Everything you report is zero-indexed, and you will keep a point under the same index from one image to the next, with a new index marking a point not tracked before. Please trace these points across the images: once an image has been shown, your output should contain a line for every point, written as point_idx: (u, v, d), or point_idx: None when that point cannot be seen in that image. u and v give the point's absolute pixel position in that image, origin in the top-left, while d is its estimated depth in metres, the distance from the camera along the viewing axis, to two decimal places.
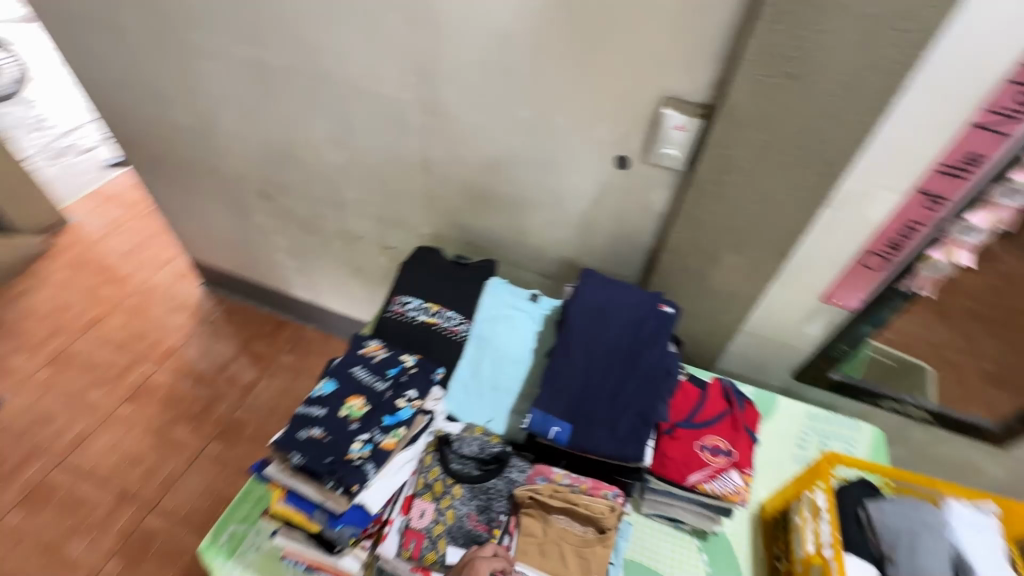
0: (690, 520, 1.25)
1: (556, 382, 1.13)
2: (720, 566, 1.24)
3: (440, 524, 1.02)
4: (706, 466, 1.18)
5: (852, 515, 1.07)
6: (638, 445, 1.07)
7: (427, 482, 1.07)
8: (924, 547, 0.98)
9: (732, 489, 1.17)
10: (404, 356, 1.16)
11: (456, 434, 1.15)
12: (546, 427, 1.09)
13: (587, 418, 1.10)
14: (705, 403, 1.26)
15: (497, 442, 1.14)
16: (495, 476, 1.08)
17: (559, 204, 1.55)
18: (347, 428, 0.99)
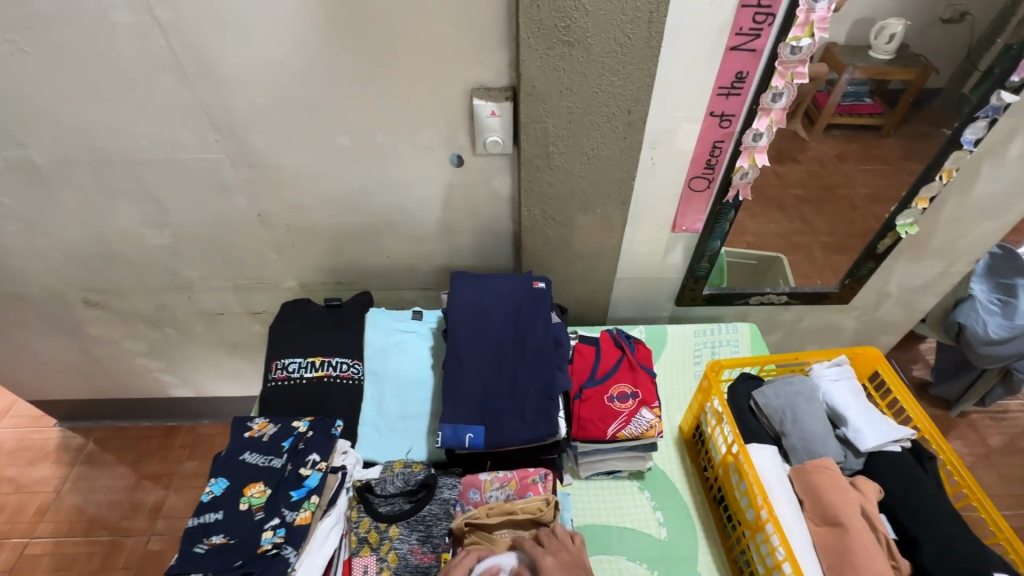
0: (624, 466, 1.33)
1: (456, 391, 1.13)
2: (662, 496, 1.32)
3: (385, 572, 0.99)
4: (620, 415, 1.24)
5: (746, 407, 1.19)
6: (550, 421, 1.10)
7: (361, 536, 1.02)
8: (803, 414, 1.12)
9: (647, 425, 1.23)
10: (295, 421, 1.08)
11: (376, 477, 1.10)
12: (459, 438, 1.08)
13: (496, 414, 1.11)
14: (601, 357, 1.32)
15: (420, 469, 1.11)
16: (427, 503, 1.06)
17: (413, 216, 1.53)
18: (252, 520, 0.91)
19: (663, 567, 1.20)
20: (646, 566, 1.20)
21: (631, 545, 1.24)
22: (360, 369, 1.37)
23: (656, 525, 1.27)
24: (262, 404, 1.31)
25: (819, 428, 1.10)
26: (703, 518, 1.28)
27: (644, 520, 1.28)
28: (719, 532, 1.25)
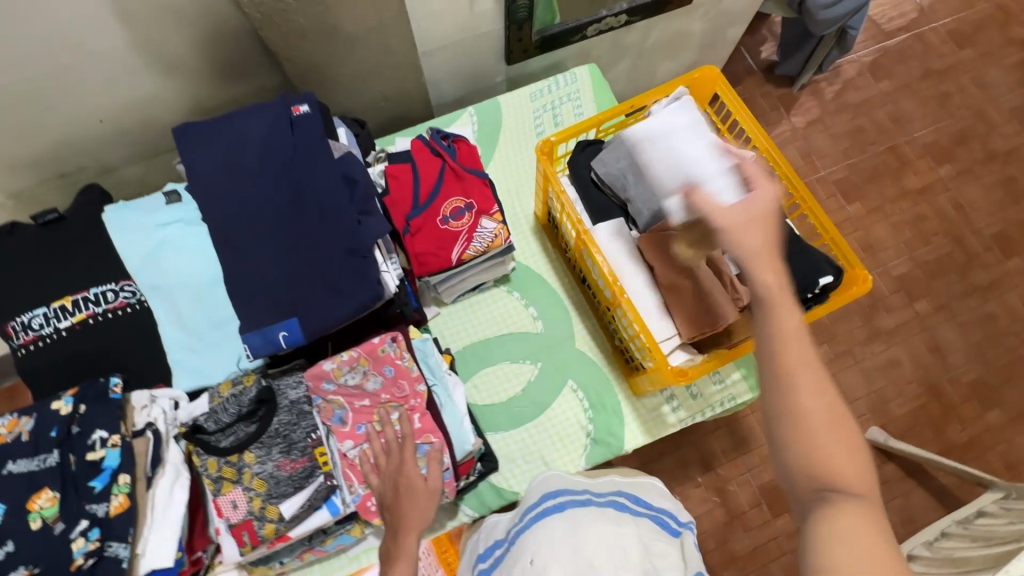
0: (487, 276, 1.23)
1: (245, 289, 0.88)
2: (531, 291, 1.27)
3: (256, 498, 0.90)
4: (459, 234, 1.07)
5: (588, 182, 1.05)
6: (370, 283, 0.89)
7: (214, 477, 0.90)
8: (644, 172, 0.99)
9: (491, 236, 1.08)
10: (54, 402, 0.83)
11: (203, 413, 0.93)
12: (271, 342, 0.87)
13: (303, 296, 0.88)
14: (420, 174, 1.08)
15: (251, 384, 0.94)
16: (274, 416, 0.93)
17: (87, 50, 1.01)
18: (52, 537, 0.75)
19: (544, 357, 1.22)
20: (530, 362, 1.22)
21: (511, 350, 1.23)
22: (135, 289, 1.05)
23: (532, 321, 1.25)
24: (27, 379, 1.01)
25: (663, 183, 0.99)
26: (573, 299, 1.26)
27: (520, 321, 1.25)
28: (589, 306, 1.25)
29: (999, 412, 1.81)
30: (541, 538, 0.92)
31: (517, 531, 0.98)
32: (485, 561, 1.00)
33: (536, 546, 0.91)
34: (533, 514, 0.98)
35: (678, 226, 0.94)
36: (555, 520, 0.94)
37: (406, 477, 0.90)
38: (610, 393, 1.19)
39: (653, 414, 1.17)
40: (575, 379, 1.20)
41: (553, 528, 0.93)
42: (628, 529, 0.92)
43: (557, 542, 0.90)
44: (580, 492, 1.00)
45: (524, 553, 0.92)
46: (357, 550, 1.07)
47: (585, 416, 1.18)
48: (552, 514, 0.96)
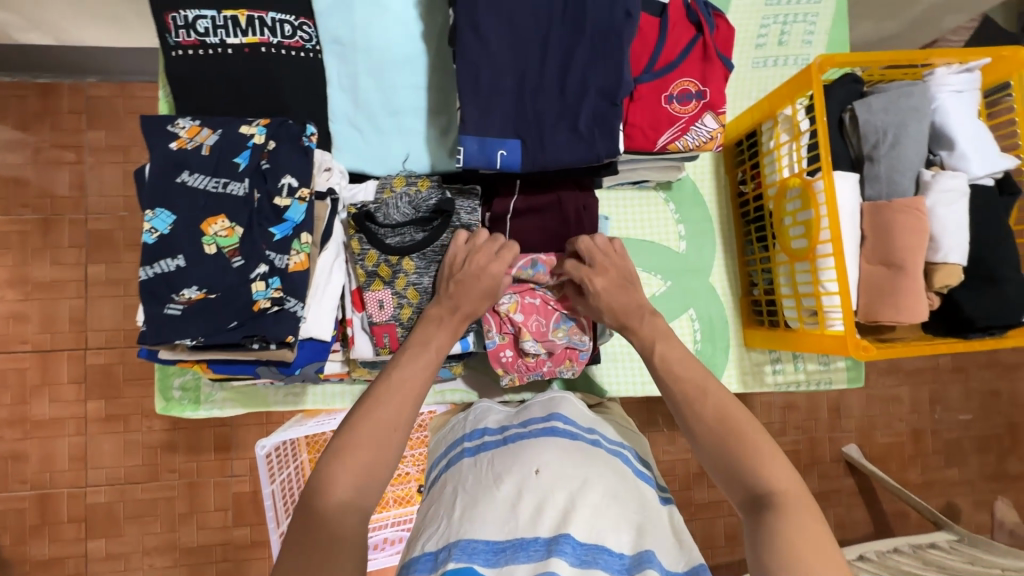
0: (654, 176, 1.15)
1: (480, 87, 0.78)
2: (686, 208, 1.20)
3: (405, 307, 0.86)
4: (677, 121, 0.97)
5: (836, 121, 0.95)
6: (611, 136, 0.79)
7: (369, 271, 0.85)
8: (906, 138, 0.90)
9: (707, 137, 0.98)
10: (245, 126, 0.73)
11: (372, 201, 0.86)
12: (487, 157, 0.78)
13: (537, 122, 0.79)
14: (668, 38, 0.96)
15: (429, 191, 0.87)
16: (444, 233, 0.86)
17: None
18: (231, 270, 0.69)
19: (675, 278, 1.19)
20: (659, 277, 1.18)
21: (646, 257, 1.18)
22: (314, 33, 0.89)
23: (676, 239, 1.19)
24: (173, 88, 0.87)
25: (914, 159, 0.91)
26: (724, 233, 1.20)
27: (665, 233, 1.19)
28: (737, 246, 1.19)
29: (955, 470, 1.96)
30: (549, 453, 0.81)
31: (515, 433, 0.89)
32: (473, 442, 0.90)
33: (541, 454, 0.81)
34: (535, 427, 0.89)
35: (921, 213, 0.87)
36: (561, 441, 0.85)
37: (485, 274, 0.81)
38: (723, 333, 1.18)
39: (754, 368, 1.19)
40: (695, 310, 1.18)
41: (560, 447, 0.83)
42: (630, 478, 0.82)
43: (564, 459, 0.81)
44: (587, 429, 0.91)
45: (529, 459, 0.81)
46: (443, 387, 1.09)
47: (693, 346, 1.17)
48: (560, 434, 0.86)
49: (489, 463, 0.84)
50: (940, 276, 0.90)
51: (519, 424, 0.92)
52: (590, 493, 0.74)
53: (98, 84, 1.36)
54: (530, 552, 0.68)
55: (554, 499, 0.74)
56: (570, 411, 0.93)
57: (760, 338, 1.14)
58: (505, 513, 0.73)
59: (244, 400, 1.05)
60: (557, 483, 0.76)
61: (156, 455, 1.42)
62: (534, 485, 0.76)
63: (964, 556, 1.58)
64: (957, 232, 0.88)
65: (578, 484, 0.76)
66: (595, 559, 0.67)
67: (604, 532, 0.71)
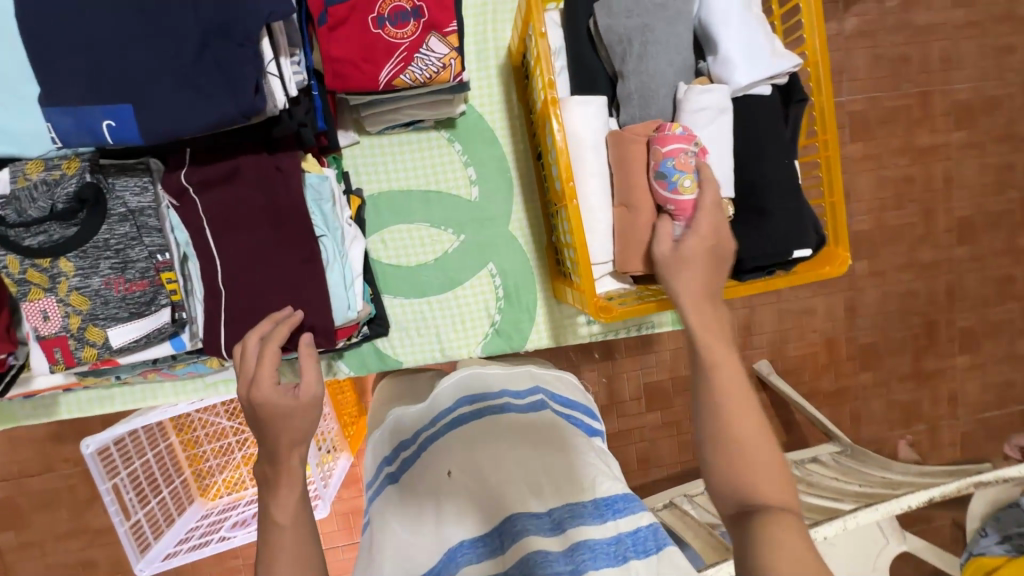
0: (424, 115, 0.98)
1: (61, 43, 0.61)
2: (474, 147, 1.04)
3: (73, 315, 0.75)
4: (395, 49, 0.79)
5: (582, 30, 0.78)
6: (244, 90, 0.63)
7: (17, 279, 0.72)
8: (656, 45, 0.73)
9: (438, 66, 0.80)
10: None
11: (2, 194, 0.71)
12: (90, 133, 0.62)
13: (142, 79, 0.62)
14: None
15: (71, 175, 0.71)
16: (102, 223, 0.73)
17: None
18: None
19: (470, 230, 1.05)
20: (451, 231, 1.05)
21: (433, 210, 1.04)
22: None
23: (467, 186, 1.05)
24: None
25: (670, 72, 0.75)
26: (521, 171, 1.05)
27: (453, 179, 1.04)
28: (537, 187, 1.05)
29: None
30: (459, 444, 0.78)
31: (426, 438, 0.82)
32: (393, 466, 0.83)
33: (446, 454, 0.77)
34: (444, 419, 0.83)
35: (665, 142, 0.73)
36: (469, 427, 0.80)
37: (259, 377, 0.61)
38: (529, 288, 1.07)
39: (567, 321, 1.09)
40: (496, 264, 1.06)
41: (467, 435, 0.79)
42: (543, 430, 0.80)
43: (469, 448, 0.77)
44: (495, 397, 0.87)
45: (439, 461, 0.77)
46: (216, 379, 1.00)
47: (495, 304, 1.07)
48: (466, 420, 0.82)
49: (412, 479, 0.78)
50: None
51: (429, 422, 0.85)
52: (499, 477, 0.73)
53: None
54: (463, 557, 0.67)
55: (473, 495, 0.72)
56: (480, 381, 0.90)
57: (561, 290, 1.02)
58: (434, 528, 0.70)
59: None
60: (471, 479, 0.73)
61: None
62: (450, 489, 0.73)
63: (841, 471, 1.48)
64: (719, 159, 0.74)
65: (491, 468, 0.74)
66: (530, 528, 0.66)
67: (523, 500, 0.70)
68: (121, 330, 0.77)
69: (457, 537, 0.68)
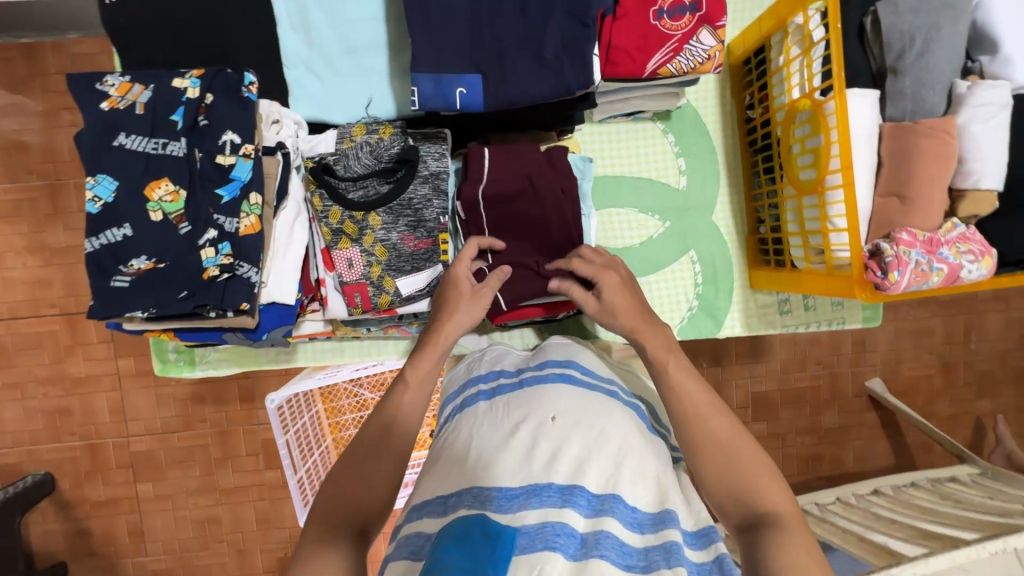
0: (649, 106, 1.04)
1: (436, 17, 0.69)
2: (686, 139, 1.09)
3: (375, 265, 0.81)
4: (668, 41, 0.85)
5: (854, 28, 0.82)
6: (583, 64, 0.70)
7: (334, 229, 0.79)
8: (938, 44, 0.77)
9: (703, 57, 0.86)
10: (177, 80, 0.68)
11: (329, 152, 0.81)
12: (445, 97, 0.70)
13: (498, 53, 0.70)
14: None
15: (391, 139, 0.81)
16: (410, 183, 0.81)
17: None
18: (178, 237, 0.66)
19: (675, 218, 1.11)
20: (658, 218, 1.10)
21: (642, 196, 1.10)
22: None
23: (676, 175, 1.10)
24: (115, 40, 0.81)
25: (943, 70, 0.79)
26: (729, 164, 1.10)
27: (663, 169, 1.10)
28: (744, 179, 1.09)
29: (987, 403, 1.80)
30: (567, 399, 0.75)
31: (534, 377, 0.81)
32: (487, 386, 0.83)
33: (559, 399, 0.75)
34: (552, 369, 0.81)
35: (946, 136, 0.77)
36: (578, 390, 0.78)
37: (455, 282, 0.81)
38: (728, 276, 1.11)
39: (760, 311, 1.12)
40: (698, 252, 1.11)
41: (576, 396, 0.76)
42: (654, 441, 0.76)
43: (581, 406, 0.75)
44: (605, 381, 0.83)
45: (544, 405, 0.75)
46: None
47: (694, 289, 1.11)
48: (578, 383, 0.80)
49: (504, 408, 0.76)
50: (968, 204, 0.79)
51: (536, 367, 0.84)
52: (607, 448, 0.70)
53: (78, 39, 1.27)
54: (542, 499, 0.63)
55: (572, 449, 0.69)
56: (591, 360, 0.86)
57: (765, 279, 1.06)
58: (518, 460, 0.67)
59: (237, 359, 1.06)
60: (574, 431, 0.71)
61: (188, 407, 1.45)
62: (550, 431, 0.71)
63: (985, 490, 1.48)
64: (995, 153, 0.77)
65: (597, 434, 0.71)
66: (605, 510, 0.64)
67: (621, 481, 0.67)
68: (409, 284, 0.83)
69: (548, 479, 0.65)
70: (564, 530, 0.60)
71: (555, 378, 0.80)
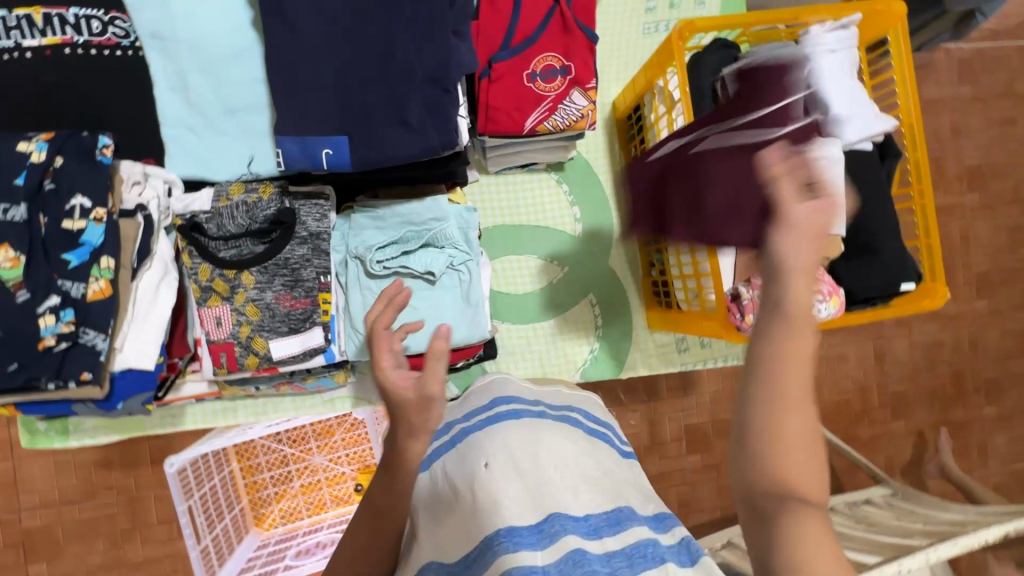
0: (543, 159, 1.08)
1: (297, 81, 0.71)
2: (580, 189, 1.15)
3: (244, 325, 0.81)
4: (543, 100, 0.90)
5: (708, 91, 0.89)
6: (446, 127, 0.74)
7: (204, 285, 0.79)
8: None
9: (577, 115, 0.91)
10: (23, 143, 0.66)
11: (204, 210, 0.80)
12: (311, 158, 0.72)
13: (363, 115, 0.72)
14: (521, 12, 0.88)
15: (268, 200, 0.81)
16: (286, 244, 0.81)
17: None
18: (14, 305, 0.63)
19: (572, 264, 1.15)
20: (557, 263, 1.14)
21: (542, 243, 1.14)
22: (129, 28, 0.81)
23: (572, 223, 1.14)
24: None
25: None
26: (622, 210, 1.16)
27: (560, 217, 1.14)
28: None
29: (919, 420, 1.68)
30: (494, 438, 0.73)
31: (461, 430, 0.80)
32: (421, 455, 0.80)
33: (488, 444, 0.73)
34: (478, 416, 0.81)
35: None
36: (507, 423, 0.77)
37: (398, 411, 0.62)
38: (626, 317, 1.15)
39: (659, 350, 1.16)
40: (596, 295, 1.14)
41: (506, 432, 0.75)
42: (585, 443, 0.77)
43: (511, 441, 0.73)
44: (531, 403, 0.85)
45: (475, 456, 0.72)
46: (335, 395, 1.06)
47: (594, 332, 1.14)
48: (506, 416, 0.79)
49: (442, 475, 0.73)
50: None
51: (463, 419, 0.84)
52: (546, 472, 0.69)
53: None
54: (502, 549, 0.59)
55: (515, 488, 0.66)
56: (511, 389, 0.87)
57: (658, 320, 1.10)
58: (465, 525, 0.64)
59: (117, 426, 0.99)
60: (509, 473, 0.68)
61: (90, 474, 1.33)
62: (486, 480, 0.68)
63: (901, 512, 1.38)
64: None
65: (530, 464, 0.70)
66: (564, 528, 0.61)
67: (568, 496, 0.66)
68: (284, 345, 0.82)
69: (496, 527, 0.61)
70: (525, 572, 0.55)
71: (484, 420, 0.80)
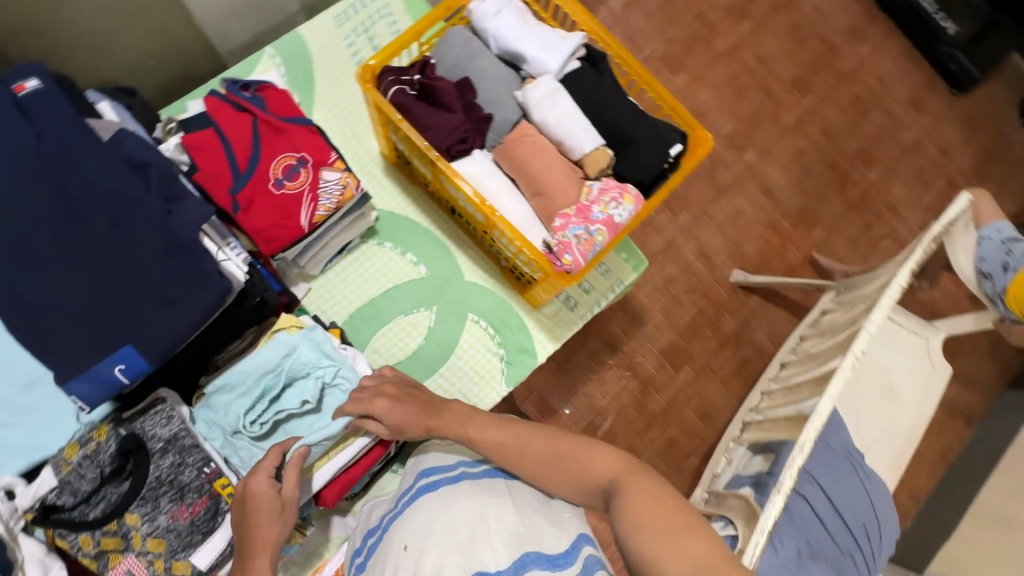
0: (350, 236, 1.10)
1: (44, 330, 0.70)
2: (402, 237, 1.18)
3: (156, 559, 0.78)
4: (301, 195, 0.93)
5: None
6: (211, 280, 0.75)
7: (94, 553, 0.76)
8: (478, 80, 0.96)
9: (339, 188, 0.95)
10: None
11: (52, 488, 0.77)
12: (109, 383, 0.72)
13: (128, 317, 0.72)
14: (231, 139, 0.91)
15: (106, 439, 0.79)
16: (149, 465, 0.80)
17: None
18: None
19: (437, 300, 1.17)
20: (424, 309, 1.16)
21: (400, 302, 1.16)
22: None
23: (414, 267, 1.17)
24: None
25: (505, 89, 0.96)
26: (448, 231, 1.20)
27: (401, 270, 1.17)
28: (468, 236, 1.19)
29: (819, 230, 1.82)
30: (411, 519, 0.71)
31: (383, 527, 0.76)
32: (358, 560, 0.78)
33: (405, 529, 0.70)
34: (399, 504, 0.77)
35: (532, 137, 0.93)
36: (424, 501, 0.72)
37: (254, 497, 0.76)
38: (510, 312, 1.18)
39: (555, 319, 1.19)
40: (474, 311, 1.17)
41: (425, 507, 0.71)
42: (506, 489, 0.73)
43: (426, 518, 0.69)
44: (451, 468, 0.79)
45: (397, 540, 0.70)
46: None
47: (493, 342, 1.16)
48: (424, 492, 0.75)
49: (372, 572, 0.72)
50: (590, 166, 0.94)
51: (387, 514, 0.80)
52: (463, 533, 0.65)
53: None
54: None
55: (428, 562, 0.63)
56: (431, 462, 0.82)
57: (533, 296, 1.14)
58: None
59: None
60: (428, 546, 0.65)
61: None
62: (410, 562, 0.66)
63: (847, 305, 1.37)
64: (576, 124, 0.93)
65: (448, 528, 0.66)
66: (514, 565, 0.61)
67: (495, 544, 0.63)
68: (208, 549, 0.81)
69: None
70: None
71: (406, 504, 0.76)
